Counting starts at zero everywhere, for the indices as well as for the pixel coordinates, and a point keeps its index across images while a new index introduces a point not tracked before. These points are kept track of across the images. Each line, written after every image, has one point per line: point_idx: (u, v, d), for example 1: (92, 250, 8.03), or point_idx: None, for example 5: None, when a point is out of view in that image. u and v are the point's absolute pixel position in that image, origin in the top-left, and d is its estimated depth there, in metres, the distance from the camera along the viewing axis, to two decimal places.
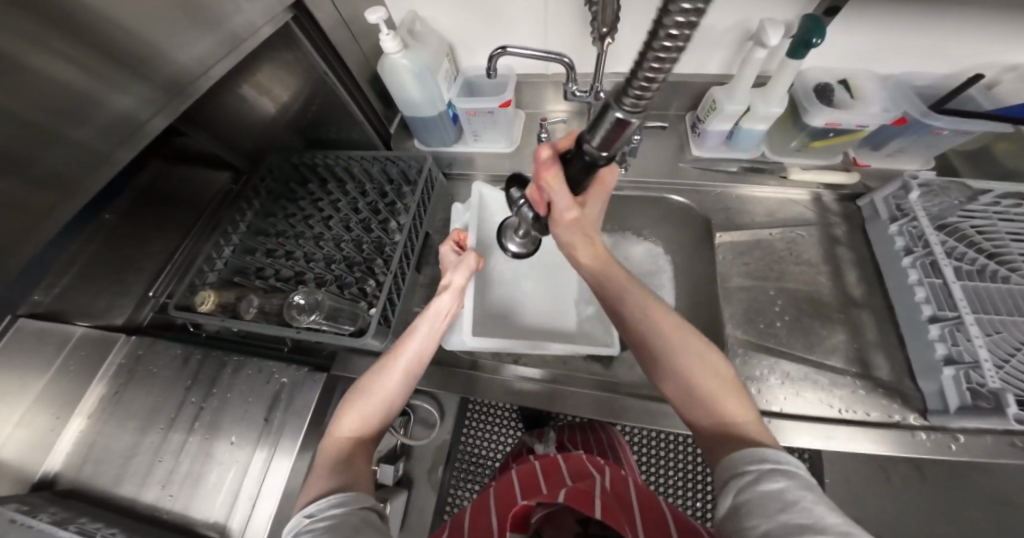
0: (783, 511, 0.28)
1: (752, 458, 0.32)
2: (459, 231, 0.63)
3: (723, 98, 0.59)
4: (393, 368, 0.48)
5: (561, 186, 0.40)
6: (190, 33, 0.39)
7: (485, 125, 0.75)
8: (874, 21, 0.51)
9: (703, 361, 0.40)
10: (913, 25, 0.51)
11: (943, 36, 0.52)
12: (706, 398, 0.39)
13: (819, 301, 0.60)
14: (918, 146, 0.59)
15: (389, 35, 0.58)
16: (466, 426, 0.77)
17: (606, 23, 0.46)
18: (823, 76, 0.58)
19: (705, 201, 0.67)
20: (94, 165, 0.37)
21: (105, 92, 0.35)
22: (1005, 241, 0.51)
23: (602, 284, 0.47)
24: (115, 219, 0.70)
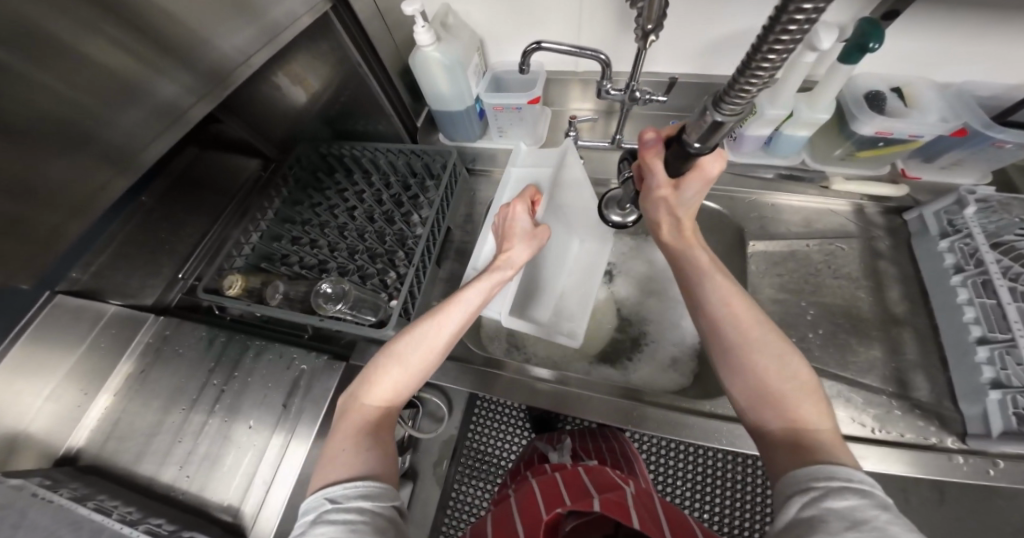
0: (851, 529, 0.27)
1: (824, 476, 0.32)
2: (533, 189, 0.59)
3: (765, 102, 0.56)
4: (430, 343, 0.45)
5: (660, 167, 0.44)
6: (237, 18, 0.39)
7: (512, 121, 0.74)
8: (936, 25, 0.49)
9: (783, 365, 0.39)
10: (978, 31, 0.48)
11: (1010, 43, 0.49)
12: (781, 400, 0.38)
13: (856, 316, 0.57)
14: (978, 160, 0.55)
15: (424, 27, 0.56)
16: (473, 422, 0.75)
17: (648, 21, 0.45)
18: (874, 83, 0.55)
19: (738, 208, 0.65)
20: (139, 150, 0.36)
21: (152, 78, 0.34)
22: None
23: (684, 270, 0.47)
24: (151, 202, 0.70)
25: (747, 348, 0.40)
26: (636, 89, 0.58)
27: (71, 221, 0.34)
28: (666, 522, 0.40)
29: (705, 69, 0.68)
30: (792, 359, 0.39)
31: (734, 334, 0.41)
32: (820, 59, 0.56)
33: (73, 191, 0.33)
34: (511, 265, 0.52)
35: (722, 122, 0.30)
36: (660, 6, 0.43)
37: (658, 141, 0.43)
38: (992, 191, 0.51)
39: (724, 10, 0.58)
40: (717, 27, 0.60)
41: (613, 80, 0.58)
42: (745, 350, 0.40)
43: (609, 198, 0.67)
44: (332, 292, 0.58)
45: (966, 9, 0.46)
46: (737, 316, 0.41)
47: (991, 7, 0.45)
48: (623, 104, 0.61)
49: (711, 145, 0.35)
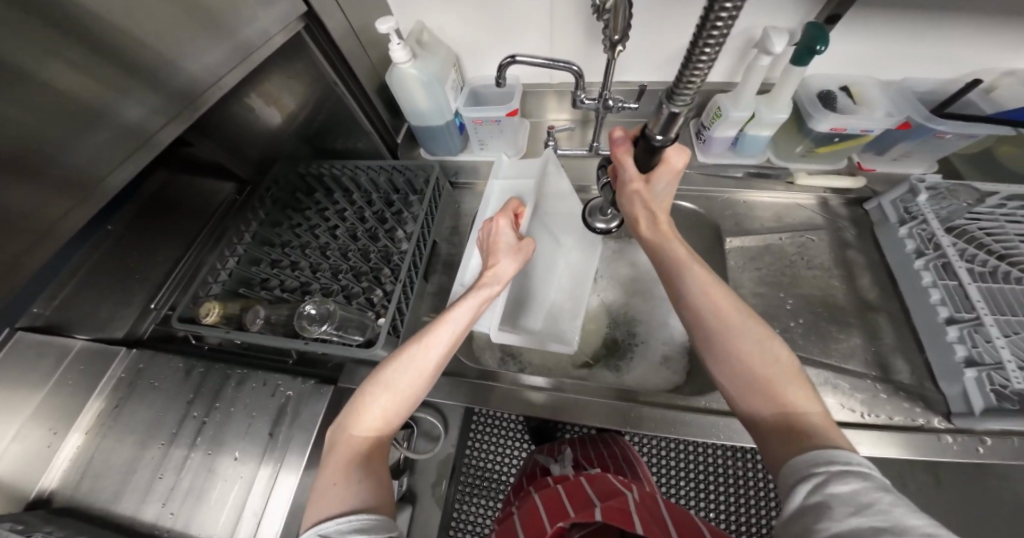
0: (858, 513, 0.28)
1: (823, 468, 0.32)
2: (516, 202, 0.61)
3: (728, 105, 0.60)
4: (419, 366, 0.44)
5: (630, 163, 0.47)
6: (209, 36, 0.39)
7: (492, 133, 0.75)
8: (875, 27, 0.53)
9: (764, 349, 0.40)
10: (911, 31, 0.53)
11: (939, 41, 0.54)
12: (766, 385, 0.39)
13: (833, 305, 0.59)
14: (924, 150, 0.59)
15: (399, 44, 0.57)
16: (471, 438, 0.73)
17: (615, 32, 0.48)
18: (825, 83, 0.59)
19: (714, 207, 0.68)
20: (99, 176, 0.34)
21: (115, 102, 0.33)
22: (1015, 243, 0.50)
23: (662, 260, 0.48)
24: (119, 229, 0.67)
25: (734, 343, 0.41)
26: (609, 97, 0.61)
27: (31, 249, 0.32)
28: (671, 522, 0.41)
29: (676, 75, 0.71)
30: (773, 344, 0.41)
31: (722, 331, 0.42)
32: (776, 63, 0.60)
33: (30, 217, 0.31)
34: (498, 280, 0.52)
35: (677, 114, 0.32)
36: (624, 17, 0.46)
37: (626, 139, 0.48)
38: (940, 179, 0.54)
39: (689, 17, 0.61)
40: (681, 37, 0.64)
41: (587, 90, 0.61)
42: (731, 341, 0.41)
43: (592, 208, 0.69)
44: (316, 312, 0.57)
45: (897, 13, 0.51)
46: (722, 311, 0.42)
47: (919, 10, 0.50)
48: (597, 111, 0.64)
49: (672, 138, 0.36)
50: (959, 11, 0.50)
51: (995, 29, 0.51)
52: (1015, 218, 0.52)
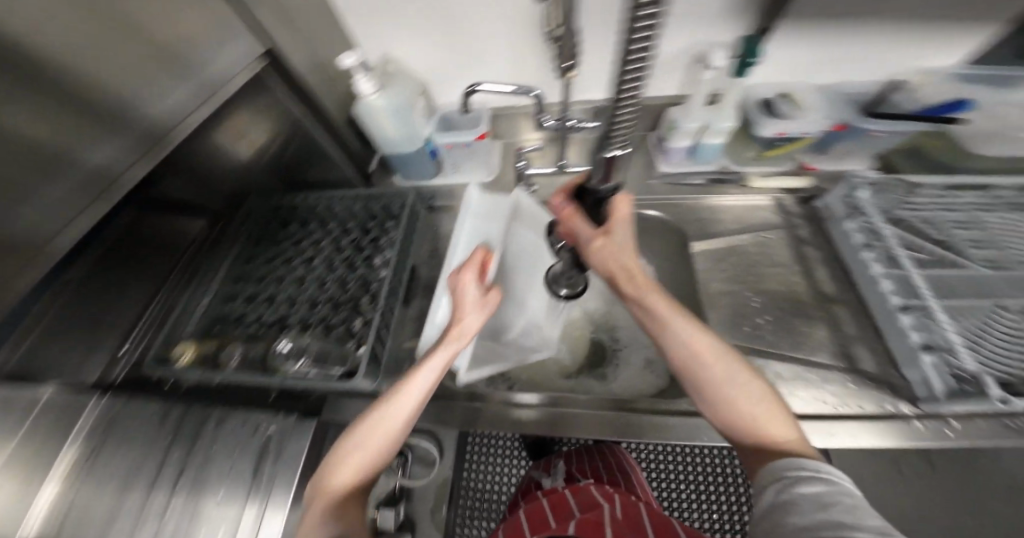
0: (822, 509, 0.32)
1: (790, 474, 0.36)
2: (483, 252, 0.53)
3: (680, 117, 0.64)
4: (389, 417, 0.45)
5: (581, 223, 0.51)
6: (172, 80, 0.41)
7: (463, 156, 0.80)
8: (803, 38, 0.58)
9: (746, 388, 0.42)
10: (835, 40, 0.58)
11: (861, 47, 0.58)
12: (751, 420, 0.41)
13: (796, 300, 0.61)
14: (860, 149, 0.63)
15: (366, 78, 0.60)
16: (467, 460, 0.72)
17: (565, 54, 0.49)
18: (766, 92, 0.63)
19: (679, 214, 0.71)
20: (70, 218, 0.36)
21: (82, 147, 0.35)
22: (950, 231, 0.55)
23: (651, 317, 0.47)
24: (79, 272, 0.63)
25: (716, 383, 0.43)
26: (569, 117, 0.64)
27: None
28: (653, 529, 0.42)
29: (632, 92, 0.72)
30: (754, 383, 0.43)
31: (704, 367, 0.44)
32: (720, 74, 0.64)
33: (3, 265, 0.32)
34: (465, 335, 0.50)
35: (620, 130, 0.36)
36: (571, 44, 0.49)
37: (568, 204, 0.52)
38: (877, 175, 0.58)
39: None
40: None
41: (547, 112, 0.65)
42: (713, 381, 0.43)
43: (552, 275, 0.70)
44: (290, 349, 0.62)
45: (821, 25, 0.56)
46: (700, 349, 0.44)
47: (838, 19, 0.55)
48: (558, 130, 0.66)
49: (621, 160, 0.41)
50: (874, 18, 0.54)
51: (909, 32, 0.56)
52: (950, 206, 0.56)
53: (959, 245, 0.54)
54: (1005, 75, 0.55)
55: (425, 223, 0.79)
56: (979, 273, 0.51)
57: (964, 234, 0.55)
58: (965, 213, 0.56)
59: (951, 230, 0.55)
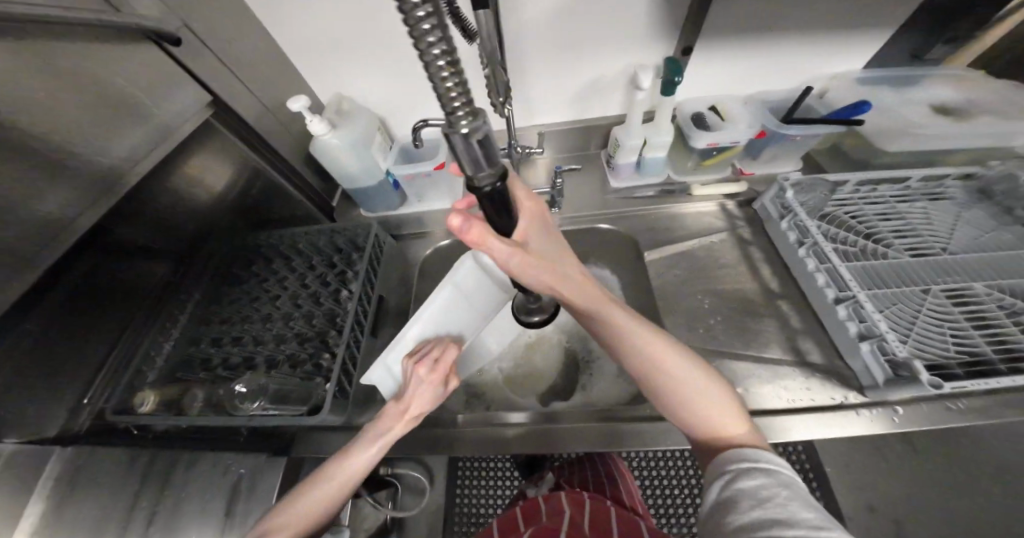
0: (757, 506, 0.33)
1: (736, 470, 0.36)
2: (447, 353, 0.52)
3: (623, 135, 0.68)
4: (331, 481, 0.46)
5: (497, 240, 0.38)
6: (116, 128, 0.42)
7: (424, 185, 0.80)
8: (716, 53, 0.64)
9: (706, 392, 0.42)
10: (744, 53, 0.63)
11: (767, 59, 0.65)
12: (708, 421, 0.41)
13: (745, 298, 0.62)
14: (785, 152, 0.67)
15: (315, 120, 0.59)
16: (459, 485, 0.73)
17: (490, 88, 0.48)
18: (697, 105, 0.67)
19: (630, 225, 0.73)
20: (15, 268, 0.35)
21: (26, 197, 0.36)
22: (874, 222, 0.58)
23: (599, 328, 0.46)
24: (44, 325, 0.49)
25: (676, 389, 0.43)
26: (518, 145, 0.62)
27: None
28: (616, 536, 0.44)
29: (578, 113, 0.76)
30: (714, 386, 0.43)
31: (663, 374, 0.43)
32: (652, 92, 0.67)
33: None
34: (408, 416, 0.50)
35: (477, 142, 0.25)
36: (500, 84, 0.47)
37: (468, 219, 0.34)
38: (801, 175, 0.61)
39: (571, 64, 0.67)
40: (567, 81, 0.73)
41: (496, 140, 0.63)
42: (674, 388, 0.43)
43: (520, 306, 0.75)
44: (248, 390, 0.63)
45: (727, 42, 0.62)
46: (664, 362, 0.43)
47: (741, 36, 0.61)
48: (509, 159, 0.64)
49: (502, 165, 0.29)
50: (769, 34, 0.61)
51: (803, 44, 0.62)
52: (872, 199, 0.61)
53: (883, 236, 0.58)
54: (912, 73, 0.65)
55: (394, 251, 0.79)
56: (900, 261, 0.54)
57: (888, 225, 0.58)
58: (884, 205, 0.61)
59: (874, 223, 0.59)
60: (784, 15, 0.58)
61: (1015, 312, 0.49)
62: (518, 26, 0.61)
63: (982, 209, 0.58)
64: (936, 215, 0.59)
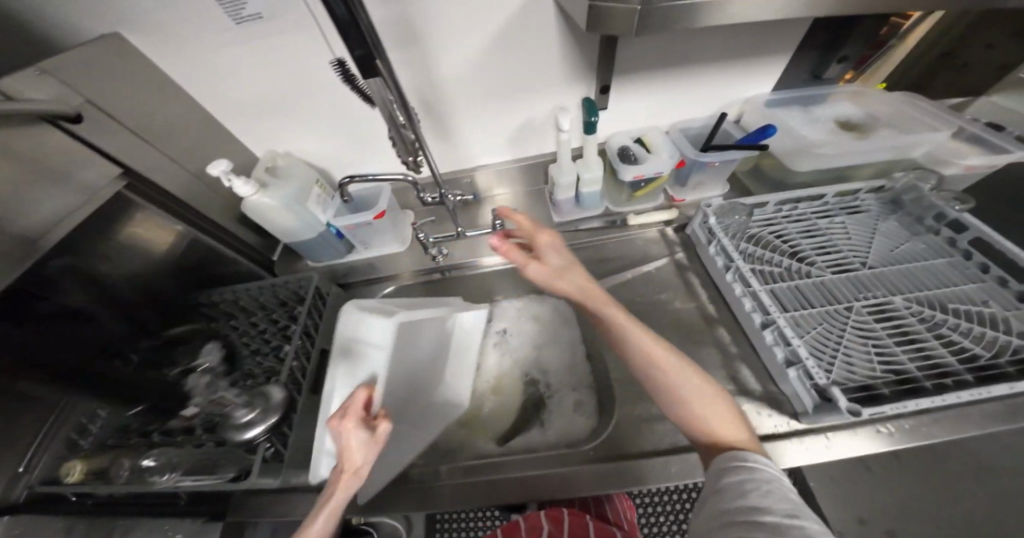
0: (745, 496, 0.36)
1: (732, 467, 0.38)
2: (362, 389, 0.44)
3: (556, 173, 0.69)
4: None
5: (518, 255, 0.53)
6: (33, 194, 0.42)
7: (370, 235, 0.74)
8: (629, 91, 0.67)
9: (697, 390, 0.44)
10: (654, 87, 0.67)
11: (678, 90, 0.68)
12: (698, 416, 0.43)
13: (683, 326, 0.62)
14: (710, 177, 0.69)
15: (238, 182, 0.58)
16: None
17: (398, 147, 0.48)
18: (622, 138, 0.70)
19: (570, 258, 0.74)
20: None
21: None
22: (796, 240, 0.62)
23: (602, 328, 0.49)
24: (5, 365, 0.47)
25: (672, 387, 0.44)
26: (449, 193, 0.60)
27: None
28: None
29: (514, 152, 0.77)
30: (700, 384, 0.44)
31: (657, 376, 0.44)
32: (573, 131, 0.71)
33: None
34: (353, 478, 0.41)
35: None
36: (408, 144, 0.47)
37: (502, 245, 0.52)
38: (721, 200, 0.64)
39: (495, 109, 0.69)
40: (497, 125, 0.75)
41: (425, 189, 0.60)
42: (666, 387, 0.44)
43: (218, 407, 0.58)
44: (156, 463, 0.58)
45: (637, 79, 0.65)
46: (659, 361, 0.44)
47: (647, 73, 0.64)
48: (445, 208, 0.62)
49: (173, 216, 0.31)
50: (670, 70, 0.64)
51: (708, 75, 0.66)
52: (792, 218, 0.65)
53: (807, 255, 0.61)
54: (809, 94, 0.72)
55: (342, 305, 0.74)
56: (828, 281, 0.58)
57: (808, 242, 0.62)
58: (804, 222, 0.65)
59: (802, 245, 0.62)
60: (689, 52, 0.62)
61: (932, 326, 0.53)
62: (442, 80, 0.63)
63: (894, 220, 0.65)
64: (855, 232, 0.64)
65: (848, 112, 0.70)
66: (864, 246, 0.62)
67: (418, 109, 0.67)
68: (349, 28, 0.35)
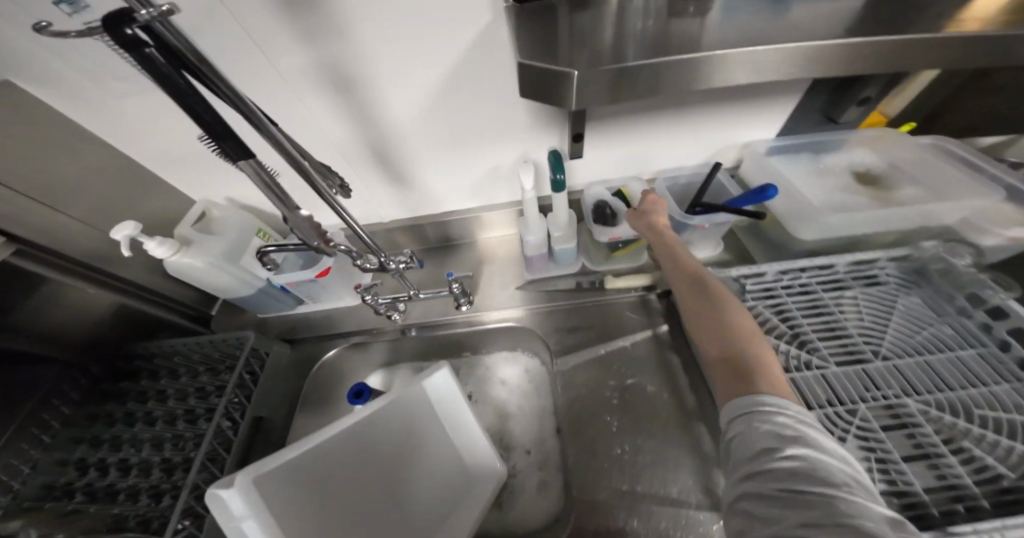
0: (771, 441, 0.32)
1: (749, 402, 0.35)
2: None
3: (524, 230, 0.61)
4: None
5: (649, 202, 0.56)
6: None
7: (317, 290, 0.68)
8: (607, 140, 0.59)
9: (747, 331, 0.41)
10: (635, 136, 0.58)
11: (663, 138, 0.59)
12: (737, 350, 0.39)
13: (658, 416, 0.55)
14: (702, 238, 0.62)
15: (155, 242, 0.51)
16: None
17: (303, 235, 0.37)
18: (600, 191, 0.62)
19: (538, 322, 0.66)
20: None
21: None
22: (794, 316, 0.56)
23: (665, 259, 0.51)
24: None
25: (718, 319, 0.42)
26: (390, 260, 0.52)
27: None
28: None
29: (484, 201, 0.70)
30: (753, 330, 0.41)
31: (709, 304, 0.44)
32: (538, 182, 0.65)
33: None
34: None
35: None
36: (307, 225, 0.36)
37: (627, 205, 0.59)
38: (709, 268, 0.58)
39: (452, 160, 0.61)
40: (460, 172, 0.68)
41: (362, 255, 0.50)
42: (718, 317, 0.42)
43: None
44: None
45: (618, 125, 0.56)
46: (706, 291, 0.45)
47: (630, 121, 0.56)
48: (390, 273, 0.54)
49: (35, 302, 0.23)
50: (654, 118, 0.56)
51: (698, 123, 0.57)
52: (792, 289, 0.58)
53: (808, 336, 0.54)
54: (821, 140, 0.61)
55: (297, 364, 0.69)
56: (828, 373, 0.50)
57: (810, 321, 0.55)
58: (807, 294, 0.58)
59: (803, 325, 0.55)
60: (675, 97, 0.53)
61: (950, 435, 0.44)
62: (389, 125, 0.55)
63: (917, 296, 0.56)
64: (866, 312, 0.55)
65: (865, 162, 0.60)
66: (878, 329, 0.54)
67: (370, 158, 0.59)
68: (194, 103, 0.27)
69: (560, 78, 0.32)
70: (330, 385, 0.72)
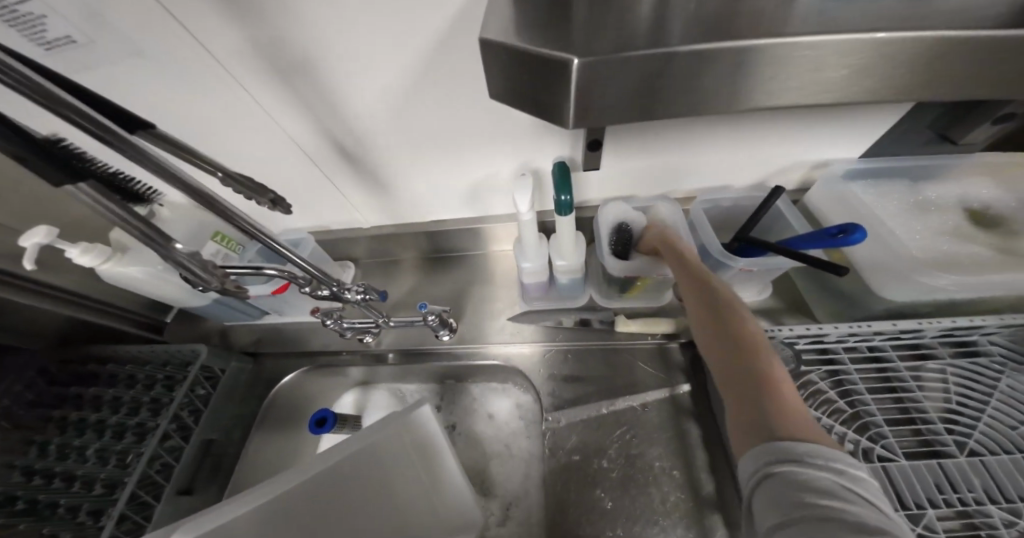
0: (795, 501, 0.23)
1: (770, 456, 0.26)
2: None
3: (520, 255, 0.50)
4: None
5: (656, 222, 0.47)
6: None
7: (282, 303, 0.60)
8: (631, 151, 0.46)
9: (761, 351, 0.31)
10: (668, 147, 0.45)
11: (705, 150, 0.46)
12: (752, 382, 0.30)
13: (664, 498, 0.44)
14: (745, 279, 0.49)
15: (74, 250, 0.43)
16: None
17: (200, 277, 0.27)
18: (618, 212, 0.50)
19: (531, 360, 0.56)
20: None
21: None
22: (857, 389, 0.43)
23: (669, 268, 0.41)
24: None
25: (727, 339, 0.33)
26: (345, 288, 0.43)
27: None
28: None
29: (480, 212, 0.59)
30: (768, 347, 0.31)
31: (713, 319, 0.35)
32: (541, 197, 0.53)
33: None
34: None
35: None
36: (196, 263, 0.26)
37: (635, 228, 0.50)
38: None
39: (438, 164, 0.50)
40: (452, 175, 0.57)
41: (311, 282, 0.40)
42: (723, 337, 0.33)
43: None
44: None
45: (647, 132, 0.44)
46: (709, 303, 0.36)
47: (663, 130, 0.43)
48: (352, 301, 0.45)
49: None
50: (695, 127, 0.43)
51: (755, 136, 0.44)
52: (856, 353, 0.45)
53: (871, 416, 0.42)
54: (921, 162, 0.46)
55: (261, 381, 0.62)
56: (891, 464, 0.38)
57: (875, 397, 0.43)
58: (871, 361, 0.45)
59: (866, 400, 0.43)
60: None
61: None
62: (358, 121, 0.44)
63: None
64: (955, 390, 0.42)
65: (983, 196, 0.44)
66: (969, 417, 0.41)
67: (337, 155, 0.49)
68: None
69: (557, 69, 0.20)
70: (297, 404, 0.65)
